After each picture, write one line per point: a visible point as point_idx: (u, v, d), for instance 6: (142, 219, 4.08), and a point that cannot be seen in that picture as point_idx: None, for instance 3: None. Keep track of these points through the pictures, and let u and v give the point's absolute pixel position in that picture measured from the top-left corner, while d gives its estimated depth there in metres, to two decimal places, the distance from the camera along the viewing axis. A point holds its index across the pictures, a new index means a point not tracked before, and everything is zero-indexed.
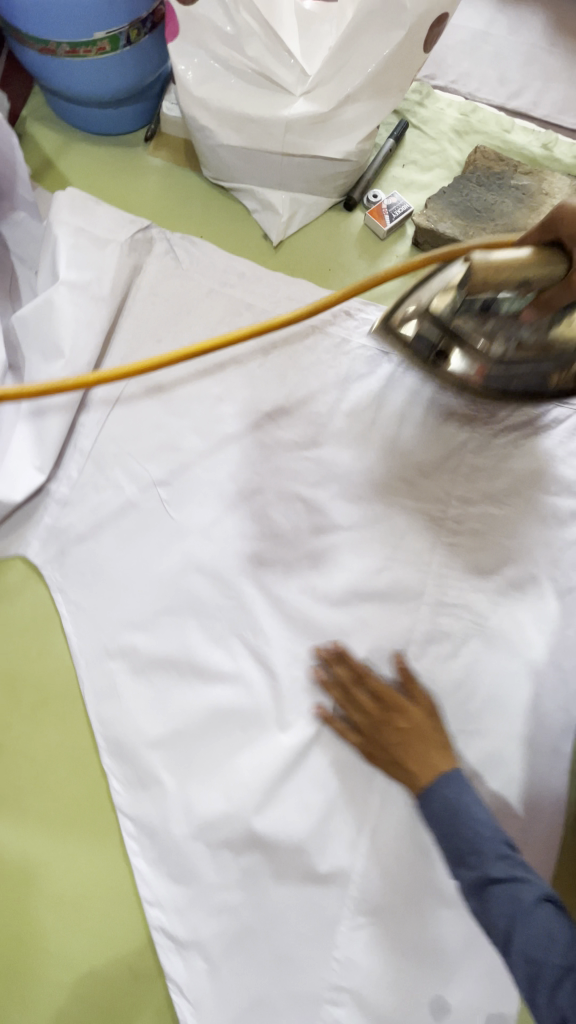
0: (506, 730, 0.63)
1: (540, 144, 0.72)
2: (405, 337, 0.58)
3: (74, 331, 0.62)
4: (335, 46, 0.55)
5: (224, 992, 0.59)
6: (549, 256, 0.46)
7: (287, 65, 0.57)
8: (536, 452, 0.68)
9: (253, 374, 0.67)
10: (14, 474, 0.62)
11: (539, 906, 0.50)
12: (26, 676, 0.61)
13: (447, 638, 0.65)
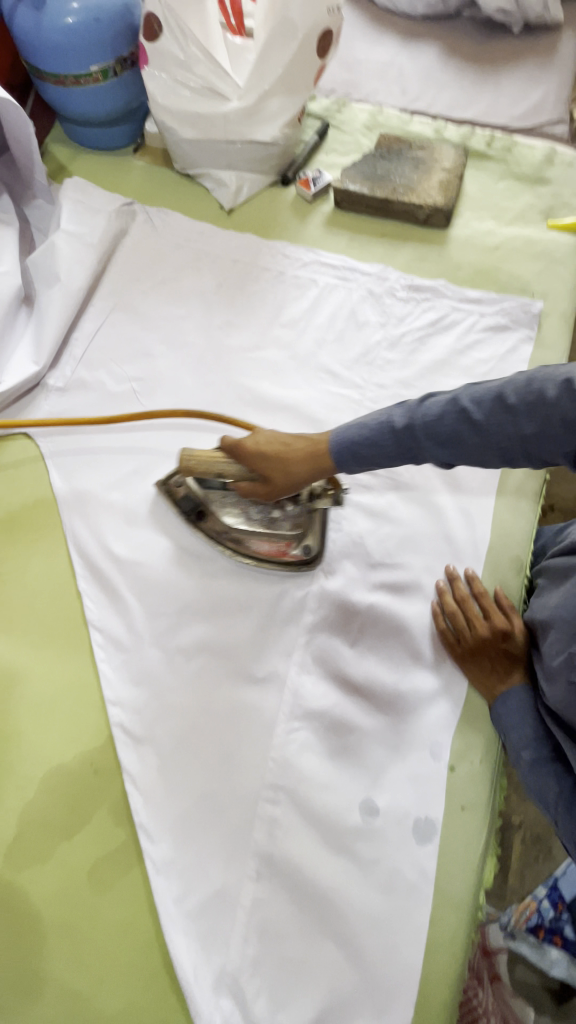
0: (420, 563, 0.75)
1: (433, 129, 0.93)
2: (176, 496, 0.75)
3: (70, 266, 0.84)
4: (255, 62, 0.78)
5: (174, 785, 0.67)
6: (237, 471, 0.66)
7: (224, 79, 0.80)
8: (439, 345, 0.82)
9: (209, 300, 0.86)
10: (19, 367, 0.80)
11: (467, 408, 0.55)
12: (22, 521, 0.76)
13: (367, 492, 0.78)
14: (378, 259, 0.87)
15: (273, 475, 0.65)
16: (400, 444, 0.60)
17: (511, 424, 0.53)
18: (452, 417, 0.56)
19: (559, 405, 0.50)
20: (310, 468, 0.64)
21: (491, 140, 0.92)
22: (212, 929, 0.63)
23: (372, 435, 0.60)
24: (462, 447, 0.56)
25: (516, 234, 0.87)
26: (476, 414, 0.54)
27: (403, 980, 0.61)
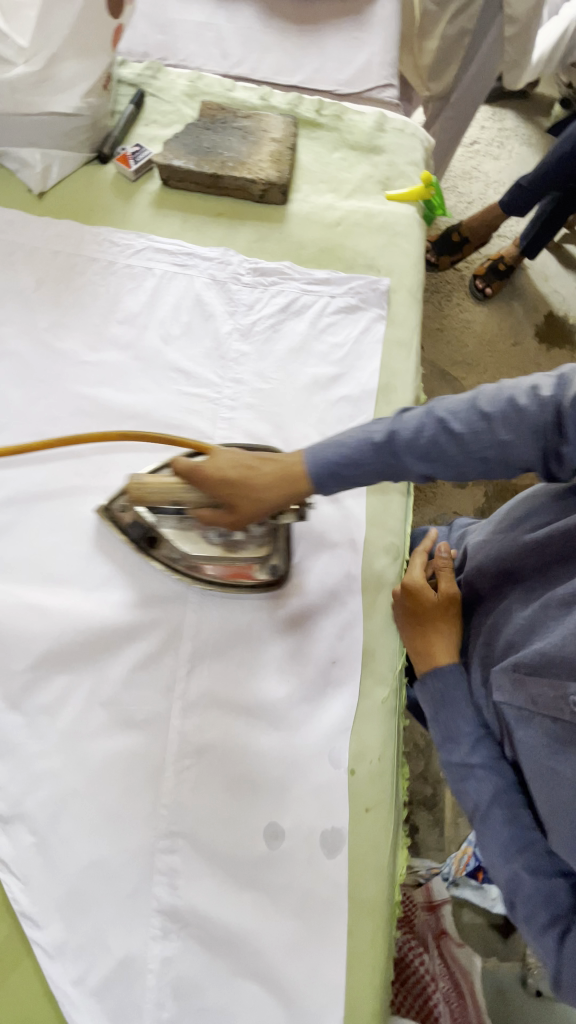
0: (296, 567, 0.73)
1: (259, 96, 0.87)
2: (122, 523, 0.69)
3: None
4: (36, 20, 0.67)
5: (56, 858, 0.60)
6: (198, 497, 0.63)
7: (5, 41, 0.68)
8: (293, 331, 0.78)
9: (30, 299, 0.75)
10: None
11: (385, 455, 0.62)
12: None
13: None
14: (218, 242, 0.80)
15: (241, 503, 0.62)
16: (380, 461, 0.63)
17: (440, 443, 0.60)
18: (431, 429, 0.60)
19: (530, 414, 0.56)
20: (285, 489, 0.63)
21: (320, 106, 0.88)
22: (121, 1006, 0.57)
23: (350, 454, 0.63)
24: (440, 460, 0.61)
25: (356, 207, 0.84)
26: (454, 425, 0.59)
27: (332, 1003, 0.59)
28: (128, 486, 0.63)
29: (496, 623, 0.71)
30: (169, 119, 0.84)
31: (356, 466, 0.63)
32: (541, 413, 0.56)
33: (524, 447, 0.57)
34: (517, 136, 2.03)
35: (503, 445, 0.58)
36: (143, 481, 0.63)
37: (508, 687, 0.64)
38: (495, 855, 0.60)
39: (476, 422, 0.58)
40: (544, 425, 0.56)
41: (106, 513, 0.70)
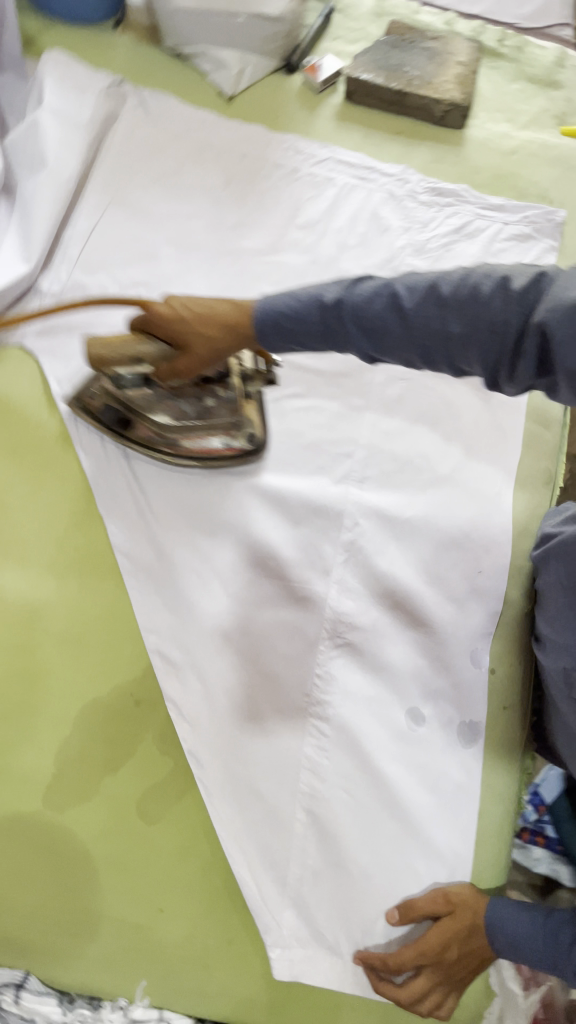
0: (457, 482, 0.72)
1: (443, 22, 0.87)
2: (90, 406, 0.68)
3: (58, 148, 0.73)
4: None
5: (220, 709, 0.64)
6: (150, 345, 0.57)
7: None
8: (465, 251, 0.79)
9: (217, 195, 0.78)
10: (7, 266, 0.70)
11: (388, 317, 0.49)
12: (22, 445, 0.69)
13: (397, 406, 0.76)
14: (395, 160, 0.82)
15: (193, 341, 0.54)
16: (325, 325, 0.52)
17: (437, 323, 0.47)
18: (383, 299, 0.49)
19: (491, 303, 0.45)
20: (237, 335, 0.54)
21: (502, 37, 0.88)
22: (269, 849, 0.62)
23: (296, 306, 0.52)
24: (386, 341, 0.50)
25: (532, 139, 0.84)
26: (406, 304, 0.48)
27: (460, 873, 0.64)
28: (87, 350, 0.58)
29: (563, 625, 0.63)
30: (355, 35, 0.85)
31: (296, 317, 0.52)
32: (487, 295, 0.45)
33: (467, 354, 0.47)
34: None
35: (477, 322, 0.45)
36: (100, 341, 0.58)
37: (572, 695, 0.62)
38: (559, 957, 0.57)
39: (478, 303, 0.45)
40: (497, 294, 0.45)
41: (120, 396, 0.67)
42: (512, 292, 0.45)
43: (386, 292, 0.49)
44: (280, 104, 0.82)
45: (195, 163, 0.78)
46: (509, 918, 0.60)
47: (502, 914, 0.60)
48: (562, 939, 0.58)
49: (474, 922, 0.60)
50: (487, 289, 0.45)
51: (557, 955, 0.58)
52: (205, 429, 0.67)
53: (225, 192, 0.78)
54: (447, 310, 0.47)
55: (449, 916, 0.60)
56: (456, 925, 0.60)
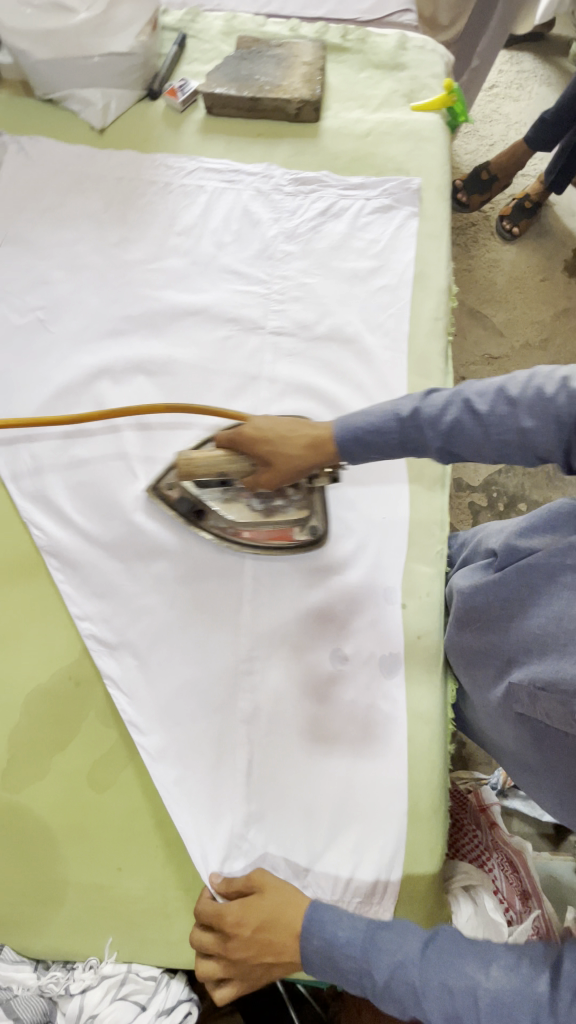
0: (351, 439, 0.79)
1: (288, 28, 0.94)
2: (170, 497, 0.75)
3: None
4: None
5: (155, 677, 0.70)
6: (238, 464, 0.67)
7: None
8: (332, 229, 0.86)
9: (100, 219, 0.85)
10: None
11: (503, 413, 0.54)
12: None
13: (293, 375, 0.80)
14: (259, 159, 0.89)
15: (275, 461, 0.65)
16: (403, 436, 0.61)
17: (512, 422, 0.54)
18: (455, 409, 0.57)
19: (556, 401, 0.51)
20: (316, 453, 0.65)
21: (345, 32, 0.95)
22: (213, 800, 0.66)
23: (375, 424, 0.62)
24: (456, 448, 0.58)
25: (384, 118, 0.91)
26: (481, 409, 0.55)
27: (396, 802, 0.67)
28: (178, 464, 0.66)
29: (492, 630, 0.63)
30: (209, 55, 0.93)
31: (371, 436, 0.62)
32: (531, 402, 0.53)
33: (546, 437, 0.53)
34: (536, 76, 2.04)
35: (537, 423, 0.53)
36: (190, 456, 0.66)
37: (525, 702, 0.59)
38: (377, 965, 0.51)
39: (545, 401, 0.52)
40: (553, 417, 0.52)
41: (154, 490, 0.75)
42: (547, 404, 0.52)
43: (517, 413, 0.53)
44: (147, 128, 0.89)
45: (77, 195, 0.86)
46: (330, 921, 0.55)
47: (323, 923, 0.55)
48: (385, 946, 0.52)
49: (278, 908, 0.57)
50: (516, 421, 0.54)
51: (374, 967, 0.51)
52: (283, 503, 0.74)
53: (107, 215, 0.85)
54: (518, 419, 0.54)
55: (259, 895, 0.59)
56: (263, 903, 0.58)
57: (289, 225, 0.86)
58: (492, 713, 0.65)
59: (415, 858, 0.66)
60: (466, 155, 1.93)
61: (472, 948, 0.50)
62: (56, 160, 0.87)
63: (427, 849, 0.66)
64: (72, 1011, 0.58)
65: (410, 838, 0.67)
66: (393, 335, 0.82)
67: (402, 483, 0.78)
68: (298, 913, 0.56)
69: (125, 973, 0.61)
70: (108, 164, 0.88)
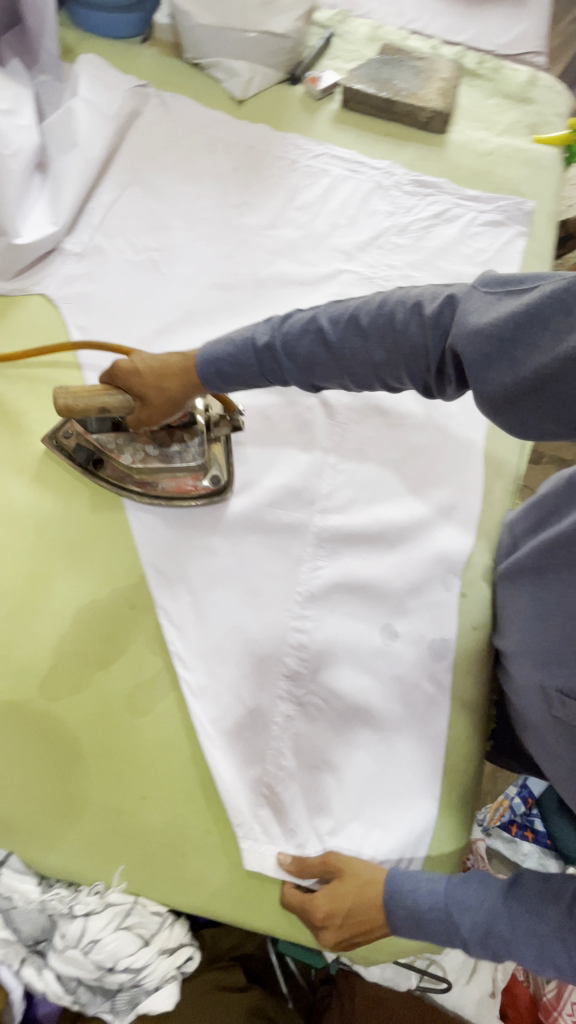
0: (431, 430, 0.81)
1: (429, 46, 1.00)
2: (68, 445, 0.72)
3: (87, 131, 0.83)
4: None
5: (208, 618, 0.70)
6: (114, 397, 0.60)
7: None
8: (443, 233, 0.89)
9: (225, 180, 0.88)
10: (35, 224, 0.79)
11: (353, 336, 0.51)
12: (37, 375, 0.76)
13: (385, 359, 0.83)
14: (384, 156, 0.92)
15: (151, 396, 0.61)
16: (261, 366, 0.56)
17: (363, 351, 0.52)
18: (309, 339, 0.53)
19: (407, 327, 0.50)
20: (185, 380, 0.60)
21: (481, 61, 1.00)
22: (247, 748, 0.66)
23: (231, 352, 0.56)
24: (320, 371, 0.54)
25: (505, 143, 0.95)
26: (331, 332, 0.52)
27: (426, 786, 0.67)
28: (54, 396, 0.59)
29: (530, 631, 0.62)
30: (352, 54, 0.98)
31: (232, 360, 0.57)
32: (436, 324, 0.49)
33: (396, 370, 0.51)
34: None
35: (412, 345, 0.50)
36: (68, 390, 0.60)
37: (560, 707, 0.58)
38: (461, 922, 0.53)
39: (395, 331, 0.50)
40: (418, 355, 0.50)
41: (51, 438, 0.72)
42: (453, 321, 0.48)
43: (391, 304, 0.51)
44: (283, 108, 0.94)
45: (207, 154, 0.89)
46: (409, 888, 0.56)
47: (401, 884, 0.56)
48: (468, 900, 0.53)
49: (364, 884, 0.58)
50: (413, 345, 0.50)
51: (461, 919, 0.53)
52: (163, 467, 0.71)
53: (233, 178, 0.89)
54: (365, 325, 0.51)
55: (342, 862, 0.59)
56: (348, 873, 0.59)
57: (403, 220, 0.89)
58: (528, 716, 0.65)
59: (441, 843, 0.66)
60: None
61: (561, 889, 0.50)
62: (193, 119, 0.91)
63: (448, 840, 0.66)
64: (73, 934, 0.56)
65: (434, 825, 0.66)
66: None
67: (476, 484, 0.79)
68: (378, 882, 0.58)
69: (131, 906, 0.59)
70: (241, 132, 0.91)
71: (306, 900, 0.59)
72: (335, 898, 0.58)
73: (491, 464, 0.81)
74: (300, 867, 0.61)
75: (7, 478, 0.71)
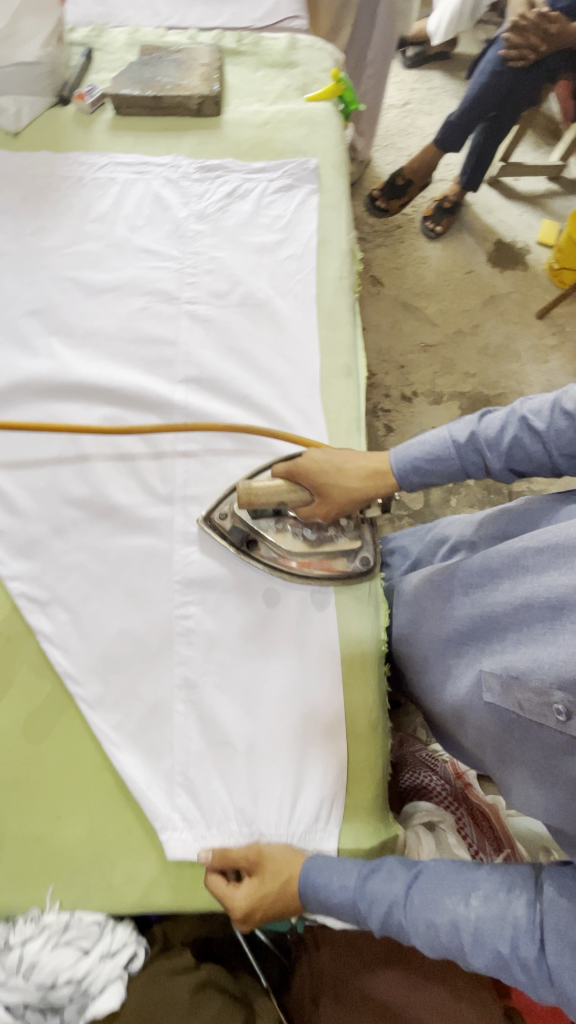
0: (270, 392, 0.82)
1: (187, 38, 1.03)
2: (224, 530, 0.74)
3: None
4: None
5: (89, 630, 0.71)
6: (297, 494, 0.71)
7: None
8: (239, 207, 0.91)
9: (16, 212, 0.90)
10: None
11: (519, 434, 0.65)
12: None
13: (209, 337, 0.84)
14: (166, 151, 0.95)
15: (332, 492, 0.70)
16: (461, 461, 0.71)
17: (524, 445, 0.64)
18: (509, 432, 0.65)
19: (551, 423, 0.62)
20: (376, 483, 0.72)
21: (240, 39, 1.04)
22: (155, 742, 0.67)
23: (420, 454, 0.72)
24: (517, 461, 0.66)
25: (279, 110, 0.99)
26: (528, 433, 0.64)
27: (333, 727, 0.68)
28: (239, 494, 0.70)
29: (481, 617, 0.65)
30: (116, 64, 1.01)
31: (431, 460, 0.72)
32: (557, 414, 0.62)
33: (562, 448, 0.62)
34: (445, 91, 2.21)
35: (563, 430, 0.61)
36: (256, 487, 0.70)
37: (496, 689, 0.61)
38: (368, 914, 0.57)
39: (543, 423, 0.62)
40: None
41: (206, 521, 0.74)
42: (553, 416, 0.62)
43: (525, 419, 0.64)
44: (60, 130, 0.96)
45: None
46: (323, 885, 0.59)
47: (316, 883, 0.59)
48: (374, 895, 0.58)
49: (282, 884, 0.60)
50: (555, 417, 0.62)
51: (365, 907, 0.58)
52: (325, 552, 0.74)
53: (24, 207, 0.90)
54: (529, 428, 0.64)
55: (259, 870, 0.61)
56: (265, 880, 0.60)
57: (199, 205, 0.91)
58: (465, 705, 0.67)
59: (358, 775, 0.67)
60: (387, 164, 2.06)
61: (456, 884, 0.55)
62: None
63: (365, 770, 0.67)
64: (10, 964, 0.56)
65: (350, 760, 0.67)
66: (302, 298, 0.87)
67: (323, 434, 0.80)
68: (296, 881, 0.60)
69: (68, 920, 0.60)
70: (22, 162, 0.93)
71: (226, 895, 0.60)
72: (257, 899, 0.59)
73: (328, 409, 0.82)
74: (225, 857, 0.61)
75: None
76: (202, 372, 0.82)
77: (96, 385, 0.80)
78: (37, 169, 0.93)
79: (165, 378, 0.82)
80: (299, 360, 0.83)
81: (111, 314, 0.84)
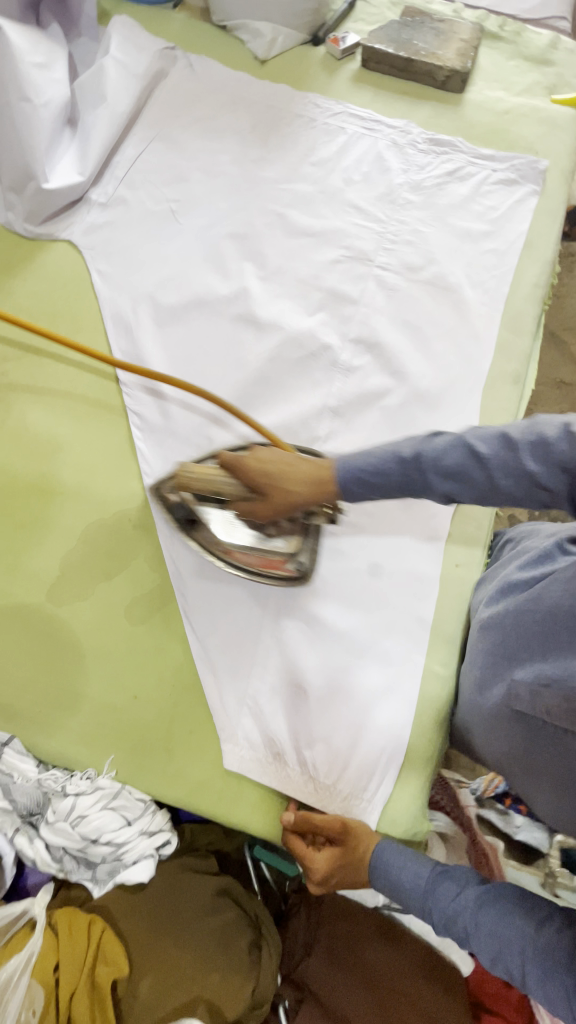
0: (434, 376, 0.81)
1: (452, 10, 1.02)
2: (167, 502, 0.70)
3: (115, 86, 0.88)
4: None
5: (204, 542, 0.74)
6: (233, 487, 0.60)
7: None
8: (457, 189, 0.90)
9: (244, 136, 0.92)
10: (64, 171, 0.85)
11: None
12: (57, 315, 0.82)
13: (390, 306, 0.84)
14: (401, 116, 0.95)
15: (271, 491, 0.58)
16: None
17: None
18: None
19: None
20: (324, 487, 0.57)
21: (503, 23, 1.02)
22: (232, 665, 0.69)
23: None
24: None
25: (523, 103, 0.96)
26: None
27: (406, 708, 0.69)
28: (176, 473, 0.62)
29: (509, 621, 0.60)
30: (375, 19, 1.01)
31: None
32: None
33: None
34: None
35: None
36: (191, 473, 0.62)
37: (525, 696, 0.57)
38: (434, 910, 0.57)
39: None
40: None
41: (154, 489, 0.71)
42: None
43: None
44: (306, 68, 0.97)
45: (231, 110, 0.93)
46: (395, 866, 0.60)
47: (389, 861, 0.60)
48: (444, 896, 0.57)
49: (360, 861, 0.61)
50: None
51: (435, 907, 0.57)
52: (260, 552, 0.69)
53: (252, 132, 0.92)
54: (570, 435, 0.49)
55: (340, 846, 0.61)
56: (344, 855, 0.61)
57: (418, 176, 0.90)
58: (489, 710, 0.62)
59: (412, 767, 0.68)
60: None
61: None
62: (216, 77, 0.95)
63: (422, 760, 0.68)
64: (63, 809, 0.62)
65: (408, 751, 0.68)
66: (492, 295, 0.85)
67: None
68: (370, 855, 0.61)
69: (119, 789, 0.64)
70: (261, 89, 0.95)
71: (306, 856, 0.61)
72: (337, 866, 0.61)
73: (487, 410, 0.81)
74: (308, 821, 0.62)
75: (26, 407, 0.78)
76: (374, 339, 0.82)
77: (274, 323, 0.82)
78: (275, 100, 0.94)
79: (338, 334, 0.83)
80: (471, 355, 0.82)
81: (305, 258, 0.86)
